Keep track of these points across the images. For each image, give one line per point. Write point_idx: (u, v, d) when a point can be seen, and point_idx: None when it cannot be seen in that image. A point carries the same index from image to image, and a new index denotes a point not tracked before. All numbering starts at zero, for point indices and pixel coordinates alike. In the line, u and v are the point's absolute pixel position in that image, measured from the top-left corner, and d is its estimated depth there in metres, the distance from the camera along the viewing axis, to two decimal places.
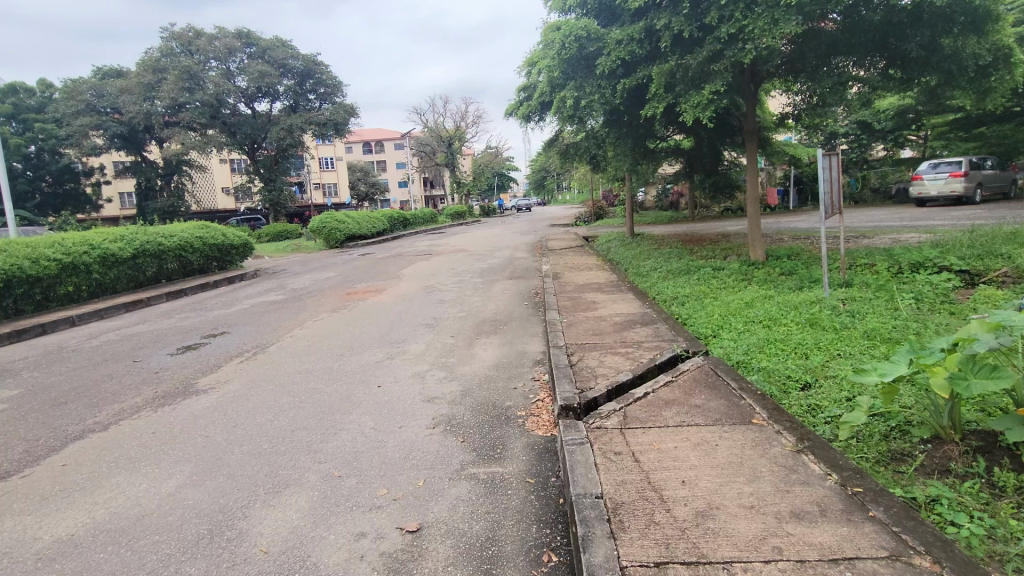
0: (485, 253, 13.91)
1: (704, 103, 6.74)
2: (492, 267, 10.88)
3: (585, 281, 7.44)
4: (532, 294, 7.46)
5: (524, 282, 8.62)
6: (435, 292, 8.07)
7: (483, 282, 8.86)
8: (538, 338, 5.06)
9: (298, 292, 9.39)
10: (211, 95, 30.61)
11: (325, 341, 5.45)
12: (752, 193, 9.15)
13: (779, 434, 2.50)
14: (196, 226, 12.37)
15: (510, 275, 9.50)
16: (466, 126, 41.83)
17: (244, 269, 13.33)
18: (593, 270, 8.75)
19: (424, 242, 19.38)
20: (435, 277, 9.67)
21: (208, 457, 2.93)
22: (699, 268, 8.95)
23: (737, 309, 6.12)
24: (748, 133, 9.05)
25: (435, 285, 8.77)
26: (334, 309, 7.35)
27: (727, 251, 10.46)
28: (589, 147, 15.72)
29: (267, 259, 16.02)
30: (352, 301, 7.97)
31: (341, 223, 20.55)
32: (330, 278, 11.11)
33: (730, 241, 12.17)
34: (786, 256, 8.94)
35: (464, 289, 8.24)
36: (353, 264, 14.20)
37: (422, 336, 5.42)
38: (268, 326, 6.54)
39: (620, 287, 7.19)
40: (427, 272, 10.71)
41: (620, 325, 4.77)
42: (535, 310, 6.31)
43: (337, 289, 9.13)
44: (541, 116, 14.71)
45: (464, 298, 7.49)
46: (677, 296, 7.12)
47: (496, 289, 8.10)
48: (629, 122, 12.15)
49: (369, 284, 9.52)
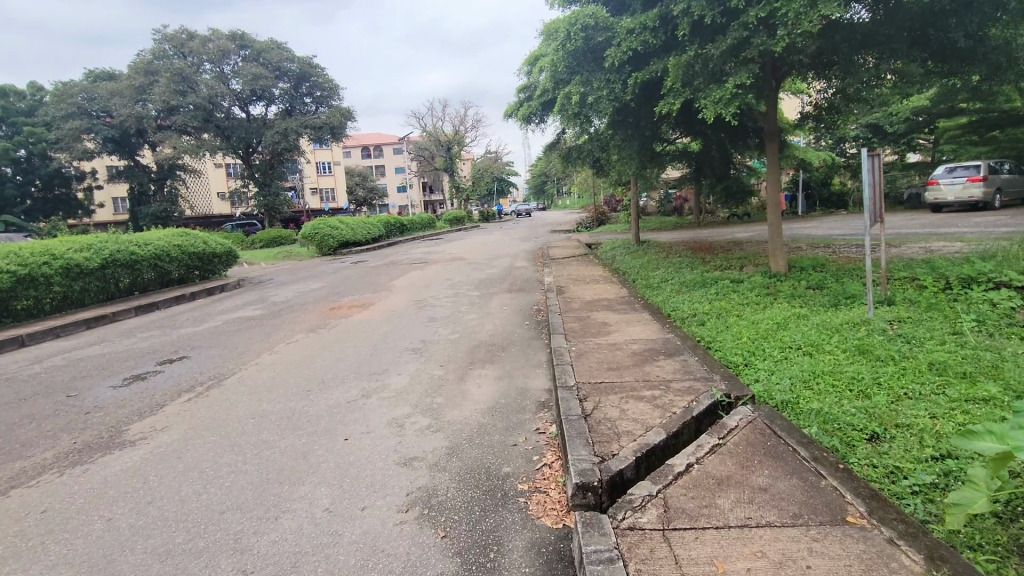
0: (483, 262, 13.17)
1: (726, 99, 6.00)
2: (490, 278, 10.12)
3: (593, 297, 6.69)
4: (533, 311, 6.70)
5: (524, 296, 7.87)
6: (426, 308, 7.31)
7: (480, 296, 8.10)
8: (542, 370, 4.29)
9: (279, 305, 8.65)
10: (204, 98, 29.93)
11: (293, 372, 4.68)
12: (773, 199, 8.37)
13: (894, 548, 1.75)
14: (175, 234, 11.61)
15: (509, 287, 8.73)
16: (465, 130, 41.20)
17: (228, 279, 12.58)
18: (600, 282, 8.01)
19: (421, 249, 18.64)
20: (427, 290, 8.91)
21: (95, 559, 2.16)
22: (716, 280, 8.20)
23: (768, 331, 5.38)
24: (767, 133, 8.29)
25: (427, 300, 8.00)
26: (313, 328, 6.58)
27: (743, 261, 9.74)
28: (593, 151, 14.97)
29: (255, 267, 15.27)
30: (335, 318, 7.20)
31: (334, 230, 19.82)
32: (316, 289, 10.35)
33: (743, 249, 11.46)
34: (811, 267, 8.17)
35: (458, 304, 7.47)
36: (344, 273, 13.46)
37: (406, 366, 4.65)
38: (234, 350, 5.77)
39: (632, 303, 6.43)
40: (420, 283, 9.94)
41: (639, 357, 4.00)
42: (537, 332, 5.54)
43: (320, 304, 8.38)
44: (543, 117, 14.00)
45: (457, 316, 6.72)
46: (695, 316, 6.38)
47: (494, 305, 7.32)
48: (636, 122, 11.46)
49: (356, 298, 8.77)
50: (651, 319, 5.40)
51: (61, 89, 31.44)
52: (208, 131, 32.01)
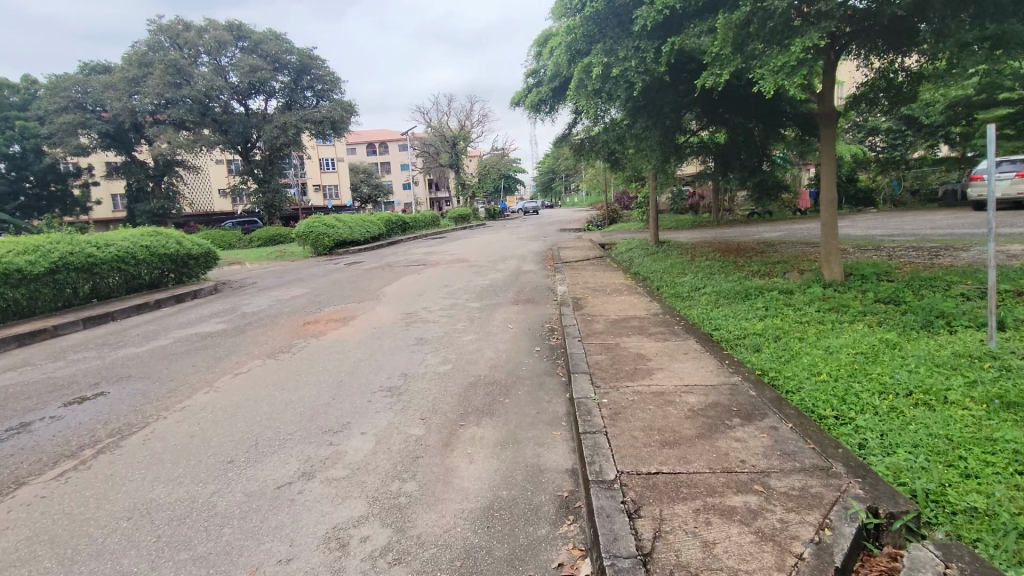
0: (487, 264, 11.98)
1: (791, 65, 4.76)
2: (494, 285, 8.87)
3: (619, 314, 5.43)
4: (546, 330, 5.46)
5: (533, 309, 6.63)
6: (417, 326, 6.06)
7: (482, 308, 6.89)
8: (561, 432, 3.05)
9: (249, 317, 7.45)
10: (200, 91, 28.87)
11: (224, 425, 3.47)
12: (827, 196, 7.13)
13: None
14: (144, 233, 10.45)
15: (516, 298, 7.46)
16: (471, 124, 39.93)
17: (206, 283, 11.42)
18: (624, 293, 6.78)
19: (421, 249, 17.40)
20: (421, 300, 7.70)
21: None
22: (761, 290, 6.97)
23: (851, 365, 4.13)
24: (821, 116, 7.04)
25: (418, 314, 6.74)
26: (274, 351, 5.35)
27: (786, 268, 8.49)
28: (609, 142, 13.72)
29: (241, 269, 14.10)
30: (306, 336, 6.00)
31: (329, 228, 18.65)
32: (297, 297, 9.15)
33: (778, 253, 10.27)
34: (874, 275, 6.89)
35: (454, 321, 6.20)
36: (335, 276, 12.28)
37: (374, 419, 3.40)
38: (168, 382, 4.58)
39: (669, 321, 5.18)
40: (414, 290, 8.70)
41: (704, 421, 2.73)
42: (551, 366, 4.27)
43: (298, 316, 7.18)
44: (555, 103, 12.75)
45: (451, 337, 5.45)
46: (747, 339, 5.16)
47: (497, 321, 6.07)
48: (659, 107, 10.32)
49: (340, 309, 7.55)
50: (700, 347, 4.13)
51: (53, 82, 30.33)
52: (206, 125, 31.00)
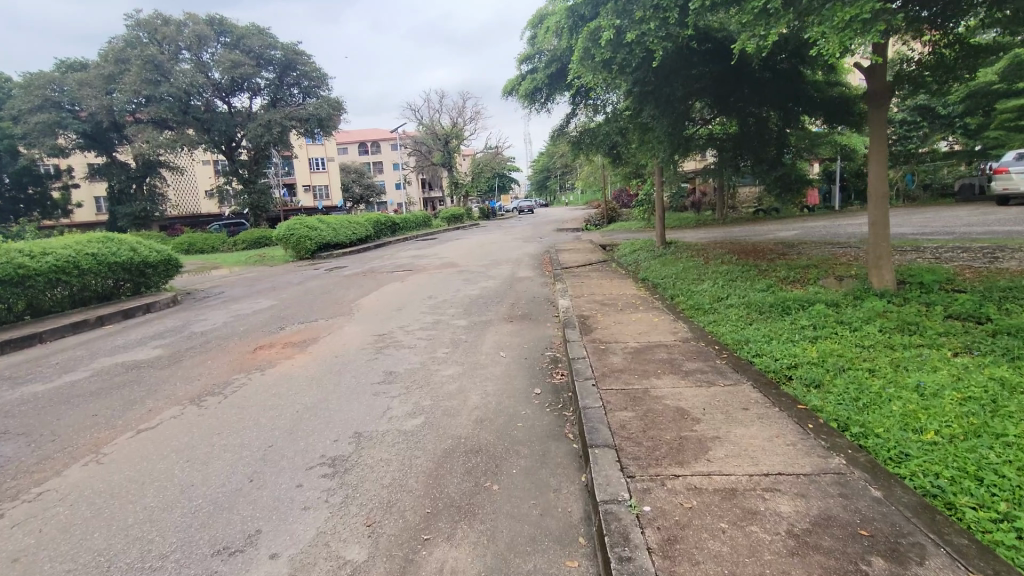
0: (478, 270, 10.90)
1: (865, 14, 3.69)
2: (486, 295, 7.78)
3: (639, 338, 4.34)
4: (547, 361, 4.36)
5: (529, 328, 5.55)
6: (389, 355, 4.91)
7: (469, 328, 5.80)
8: (581, 561, 1.94)
9: (195, 339, 6.28)
10: (180, 88, 27.59)
11: (77, 533, 2.33)
12: (878, 189, 6.06)
13: None
14: (93, 239, 9.29)
15: (508, 315, 6.34)
16: (464, 122, 38.83)
17: (167, 293, 10.27)
18: (637, 307, 5.71)
19: (410, 253, 16.31)
20: (399, 316, 6.61)
21: None
22: (801, 304, 5.92)
23: (969, 420, 3.06)
24: (869, 95, 5.99)
25: (392, 336, 5.59)
26: (204, 392, 4.21)
27: (820, 274, 7.46)
28: (611, 133, 12.60)
29: (212, 278, 12.93)
30: (251, 367, 4.89)
31: (312, 230, 17.52)
32: (261, 311, 8.03)
33: (802, 255, 9.24)
34: (934, 284, 5.87)
35: (434, 347, 5.09)
36: (312, 284, 11.16)
37: (296, 528, 2.27)
38: (47, 443, 3.43)
39: (702, 346, 4.10)
40: (394, 303, 7.58)
41: (824, 566, 1.64)
42: (558, 424, 3.14)
43: (252, 339, 6.03)
44: (554, 90, 11.70)
45: (427, 372, 4.32)
46: (804, 371, 4.08)
47: (486, 347, 4.94)
48: (668, 93, 9.29)
49: (304, 328, 6.42)
50: (761, 395, 3.03)
51: (26, 79, 28.84)
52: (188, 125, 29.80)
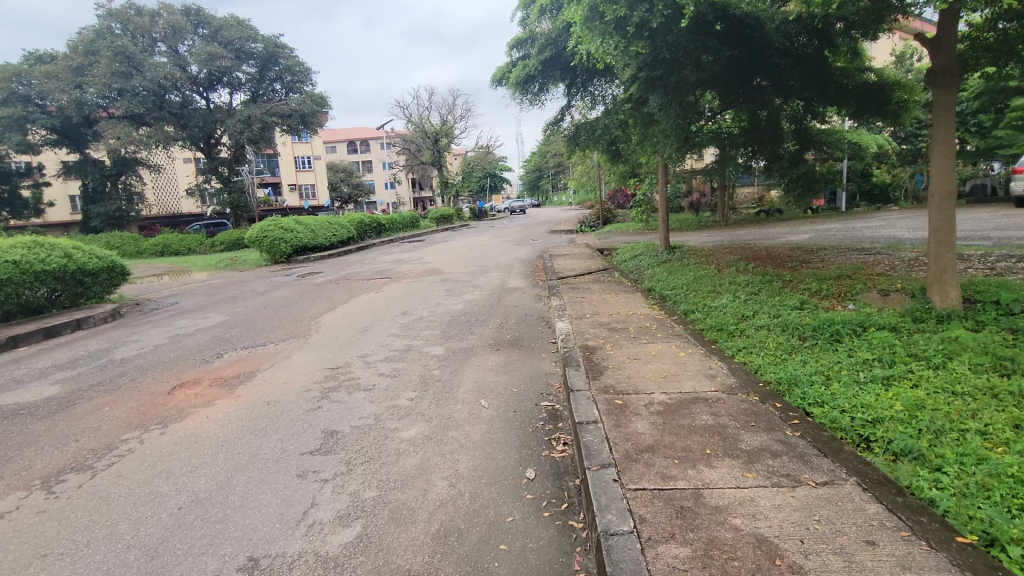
0: (464, 277, 9.81)
1: None
2: (470, 311, 6.70)
3: (667, 387, 3.24)
4: (545, 417, 3.26)
5: (520, 360, 4.47)
6: (337, 404, 3.76)
7: (444, 359, 4.71)
8: None
9: (109, 371, 5.11)
10: (152, 81, 26.23)
11: None
12: (943, 188, 4.98)
13: None
14: (18, 243, 8.07)
15: (494, 340, 5.21)
16: (454, 119, 37.65)
17: (110, 304, 9.05)
18: (653, 331, 4.62)
19: (393, 256, 15.21)
20: (365, 339, 5.51)
21: None
22: (851, 327, 4.84)
23: None
24: (934, 73, 4.92)
25: (347, 371, 4.48)
26: (70, 463, 3.06)
27: (859, 287, 6.42)
28: (609, 127, 11.55)
29: (171, 286, 11.73)
30: (156, 417, 3.74)
31: (287, 232, 16.33)
32: (207, 329, 6.87)
33: (827, 263, 8.23)
34: (1014, 303, 4.80)
35: (397, 391, 3.94)
36: (278, 294, 10.01)
37: None
38: None
39: (756, 399, 3.01)
40: (361, 321, 6.43)
41: None
42: (564, 550, 2.02)
43: (177, 372, 4.87)
44: (547, 78, 10.65)
45: (381, 434, 3.20)
46: (893, 436, 3.01)
47: (463, 392, 3.80)
48: (677, 78, 8.22)
49: (246, 357, 5.26)
50: (884, 510, 1.92)
51: None
52: (165, 120, 28.45)
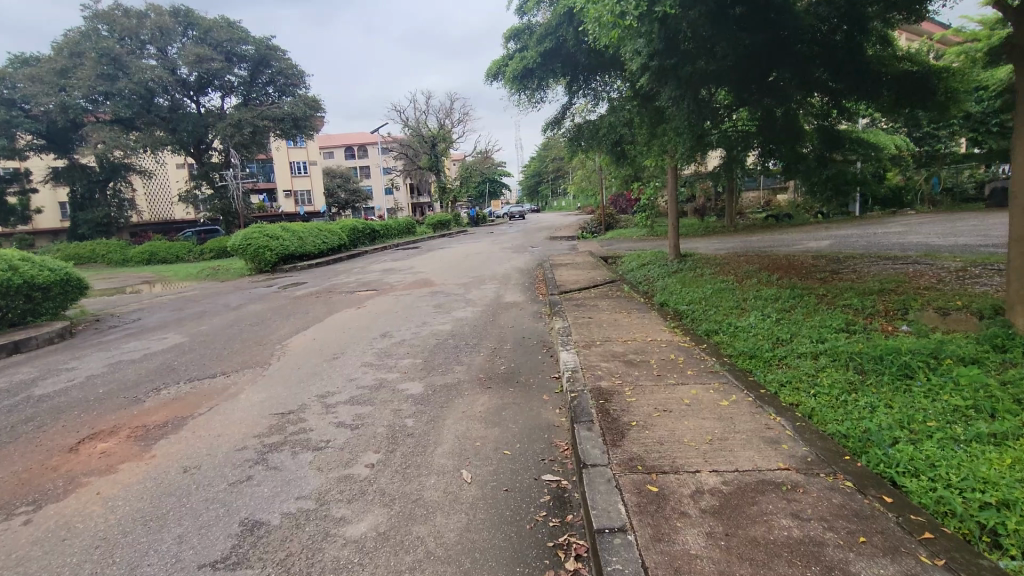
0: (457, 290, 8.91)
1: None
2: (459, 333, 5.82)
3: (717, 461, 2.34)
4: (550, 505, 2.36)
5: (515, 405, 3.57)
6: (273, 473, 2.85)
7: (421, 400, 3.82)
8: None
9: (16, 413, 4.20)
10: (138, 83, 25.33)
11: None
12: None
13: None
14: None
15: (485, 373, 4.32)
16: (451, 123, 36.88)
17: (61, 322, 8.12)
18: (680, 365, 3.72)
19: (383, 265, 14.33)
20: (331, 371, 4.61)
21: None
22: (921, 358, 3.96)
23: None
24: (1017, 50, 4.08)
25: (300, 418, 3.59)
26: None
27: (910, 305, 5.54)
28: (614, 127, 10.71)
29: (141, 300, 10.82)
30: (31, 491, 2.84)
31: (272, 239, 15.43)
32: (157, 354, 5.96)
33: (860, 274, 7.37)
34: None
35: (354, 452, 3.03)
36: (252, 308, 9.10)
37: None
38: None
39: (848, 485, 2.11)
40: (333, 346, 5.53)
41: None
42: None
43: (95, 416, 3.97)
44: (546, 73, 9.79)
45: (319, 532, 2.29)
46: None
47: (439, 456, 2.90)
48: (691, 67, 7.35)
49: (186, 394, 4.35)
50: None
51: None
52: (153, 124, 27.58)
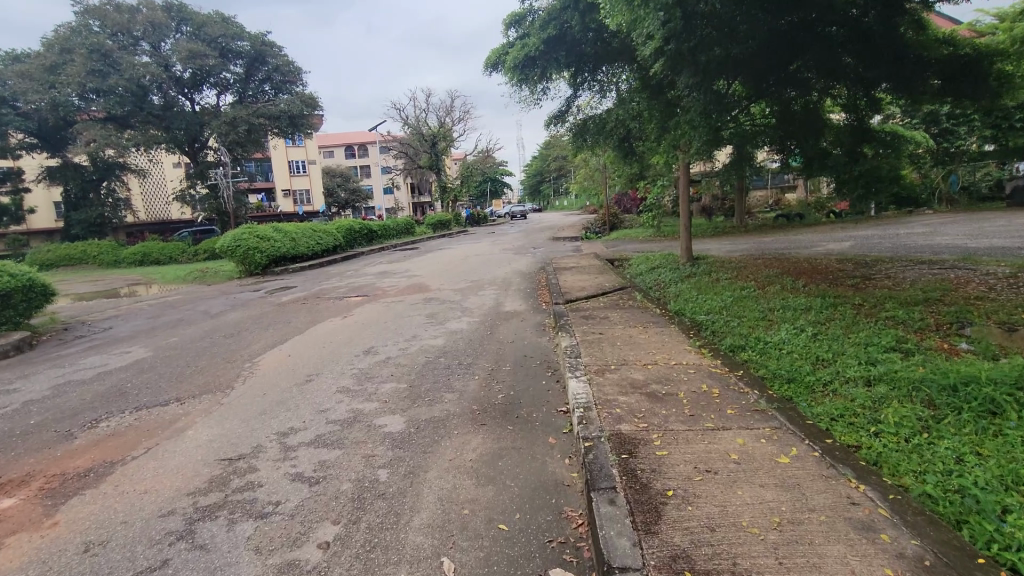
0: (453, 297, 8.24)
1: None
2: (453, 349, 5.17)
3: (794, 565, 1.67)
4: None
5: (515, 452, 2.89)
6: (197, 556, 2.18)
7: (402, 441, 3.15)
8: None
9: None
10: (130, 80, 24.66)
11: None
12: None
13: None
14: None
15: (480, 404, 3.65)
16: (452, 121, 36.20)
17: (20, 333, 7.44)
18: (715, 400, 3.03)
19: (379, 268, 13.66)
20: (298, 400, 3.95)
21: None
22: (1004, 389, 3.29)
23: None
24: None
25: (250, 468, 2.92)
26: None
27: (968, 318, 4.86)
28: (622, 121, 10.04)
29: (118, 307, 10.16)
30: None
31: (263, 240, 14.77)
32: (112, 373, 5.29)
33: (895, 281, 6.71)
34: None
35: (307, 523, 2.36)
36: (233, 316, 8.43)
37: None
38: None
39: None
40: (308, 366, 4.85)
41: None
42: None
43: (11, 458, 3.31)
44: (551, 63, 9.10)
45: None
46: None
47: (415, 532, 2.23)
48: (709, 53, 6.67)
49: (127, 429, 3.67)
50: None
51: None
52: (147, 122, 26.92)
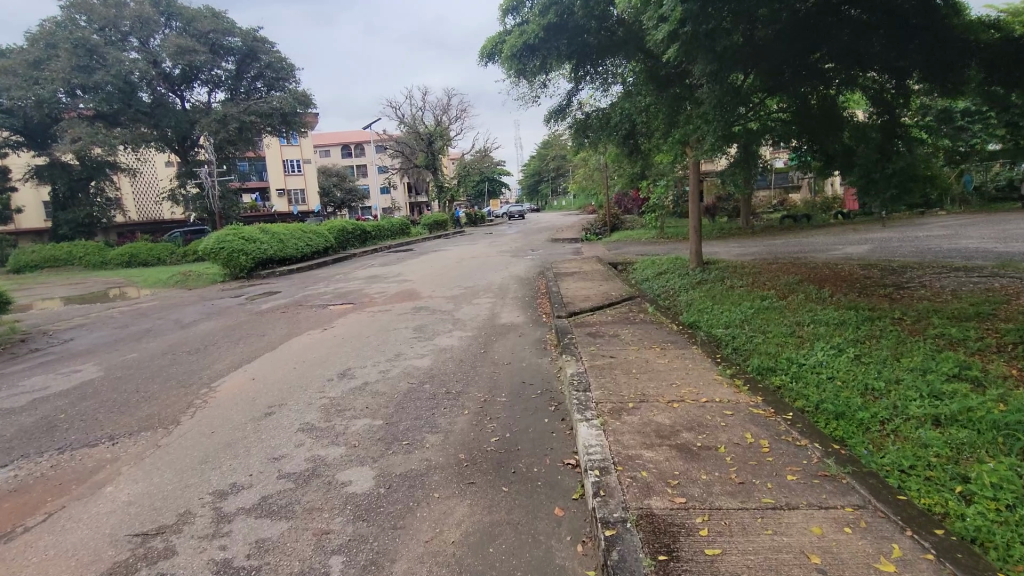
0: (446, 306, 7.54)
1: None
2: (440, 373, 4.48)
3: None
4: None
5: (512, 530, 2.22)
6: None
7: (365, 509, 2.46)
8: None
9: None
10: (117, 76, 23.90)
11: None
12: None
13: None
14: None
15: (469, 451, 2.97)
16: (448, 119, 35.47)
17: None
18: (767, 461, 2.36)
19: (370, 272, 12.97)
20: (249, 443, 3.25)
21: None
22: None
23: None
24: None
25: (165, 554, 2.23)
26: None
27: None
28: (627, 115, 9.35)
29: (86, 315, 9.44)
30: None
31: (247, 242, 14.07)
32: (49, 400, 4.58)
33: (933, 290, 6.05)
34: None
35: None
36: (205, 326, 7.71)
37: None
38: None
39: None
40: (271, 394, 4.16)
41: None
42: None
43: None
44: (552, 53, 8.30)
45: None
46: None
47: None
48: (727, 38, 5.98)
49: (35, 482, 2.98)
50: None
51: None
52: (135, 120, 26.15)
